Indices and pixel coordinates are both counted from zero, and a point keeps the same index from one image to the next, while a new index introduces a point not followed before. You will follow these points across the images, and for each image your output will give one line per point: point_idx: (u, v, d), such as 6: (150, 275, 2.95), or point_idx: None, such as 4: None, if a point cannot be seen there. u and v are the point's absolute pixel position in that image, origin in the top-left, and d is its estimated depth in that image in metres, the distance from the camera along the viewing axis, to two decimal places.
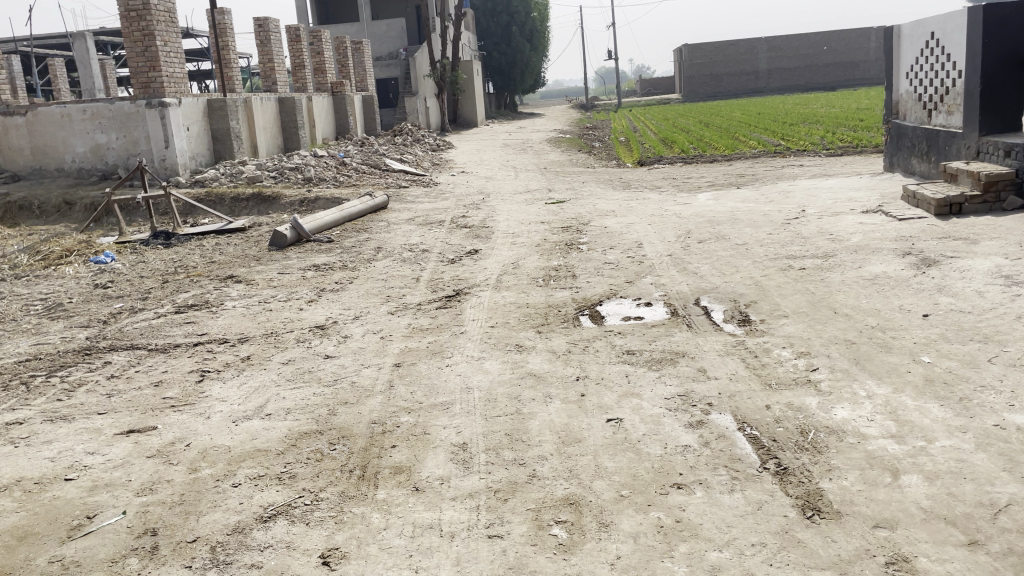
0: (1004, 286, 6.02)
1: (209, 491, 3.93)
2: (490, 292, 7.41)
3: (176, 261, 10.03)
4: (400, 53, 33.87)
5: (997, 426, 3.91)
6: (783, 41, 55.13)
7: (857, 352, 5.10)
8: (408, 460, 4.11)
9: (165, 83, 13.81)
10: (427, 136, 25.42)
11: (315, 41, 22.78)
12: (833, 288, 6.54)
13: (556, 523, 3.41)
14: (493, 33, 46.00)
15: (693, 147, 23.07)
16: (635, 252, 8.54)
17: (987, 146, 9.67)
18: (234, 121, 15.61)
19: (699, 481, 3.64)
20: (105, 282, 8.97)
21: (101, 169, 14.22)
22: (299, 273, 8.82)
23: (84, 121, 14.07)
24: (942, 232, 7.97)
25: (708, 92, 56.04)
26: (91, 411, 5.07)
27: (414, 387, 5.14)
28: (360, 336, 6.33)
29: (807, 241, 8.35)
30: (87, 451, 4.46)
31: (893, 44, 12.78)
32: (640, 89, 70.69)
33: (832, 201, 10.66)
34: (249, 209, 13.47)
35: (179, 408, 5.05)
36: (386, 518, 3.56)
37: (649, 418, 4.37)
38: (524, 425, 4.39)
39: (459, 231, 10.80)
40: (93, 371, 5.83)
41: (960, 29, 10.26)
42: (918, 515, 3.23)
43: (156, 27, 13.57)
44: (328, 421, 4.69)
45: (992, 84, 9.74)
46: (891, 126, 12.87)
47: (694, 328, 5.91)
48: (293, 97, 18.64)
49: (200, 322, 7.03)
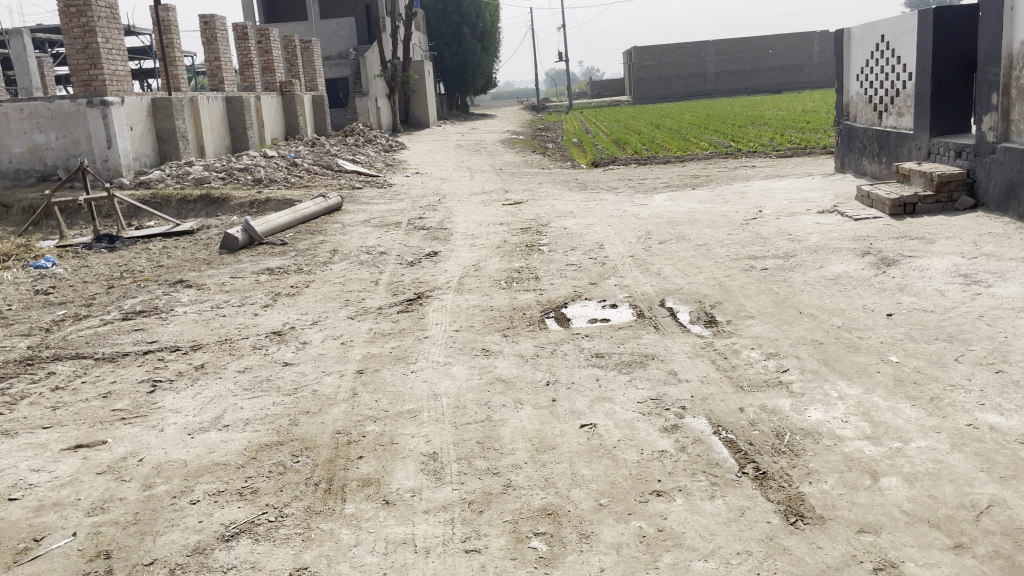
0: (963, 285, 6.10)
1: (165, 509, 3.71)
2: (452, 295, 7.26)
3: (123, 265, 9.68)
4: (349, 52, 33.42)
5: (970, 426, 3.92)
6: (730, 45, 56.09)
7: (825, 352, 5.10)
8: (377, 471, 3.96)
9: (107, 81, 13.34)
10: (379, 136, 25.11)
11: (263, 39, 22.29)
12: (796, 288, 6.56)
13: (535, 535, 3.29)
14: (444, 34, 45.72)
15: (645, 148, 23.24)
16: (597, 253, 8.49)
17: (938, 147, 9.85)
18: (180, 122, 15.17)
19: (678, 488, 3.56)
20: (47, 288, 8.59)
21: (40, 170, 13.66)
22: (253, 276, 8.56)
23: (21, 120, 13.52)
24: (898, 232, 8.07)
25: (657, 93, 56.58)
26: (34, 425, 4.79)
27: (379, 395, 4.96)
28: (319, 342, 6.13)
29: (767, 241, 8.39)
30: (31, 469, 4.20)
31: (844, 47, 12.98)
32: (590, 91, 71.19)
33: (787, 201, 10.77)
34: (197, 211, 13.06)
35: (130, 421, 4.81)
36: (356, 534, 3.40)
37: (623, 422, 4.28)
38: (495, 433, 4.26)
39: (416, 232, 10.65)
40: (36, 383, 5.52)
41: (910, 32, 10.44)
42: (902, 519, 3.19)
43: (97, 24, 13.12)
44: (289, 432, 4.50)
45: (942, 86, 9.92)
46: (842, 128, 13.07)
47: (662, 329, 5.85)
48: (241, 96, 18.20)
49: (150, 329, 6.75)
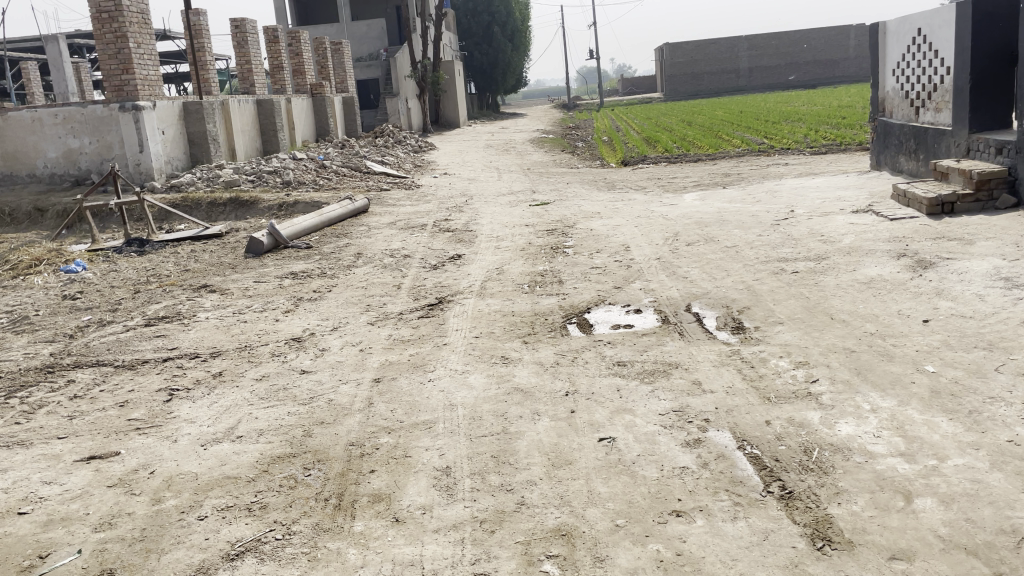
0: (1004, 289, 5.83)
1: (172, 525, 3.64)
2: (474, 299, 7.15)
3: (150, 269, 9.72)
4: (380, 53, 33.45)
5: (1011, 442, 3.70)
6: (763, 40, 55.33)
7: (857, 361, 4.89)
8: (388, 487, 3.85)
9: (139, 85, 13.43)
10: (408, 136, 25.11)
11: (293, 42, 22.36)
12: (828, 292, 6.33)
13: (547, 558, 3.16)
14: (475, 33, 45.62)
15: (675, 146, 22.95)
16: (623, 256, 8.32)
17: (978, 143, 9.52)
18: (210, 125, 15.25)
19: (699, 508, 3.41)
20: (75, 292, 8.64)
21: (74, 174, 13.82)
22: (276, 281, 8.54)
23: (55, 125, 13.67)
24: (936, 232, 7.79)
25: (689, 90, 56.04)
26: (50, 435, 4.76)
27: (394, 404, 4.86)
28: (338, 348, 6.06)
29: (798, 242, 8.14)
30: (43, 481, 4.16)
31: (879, 41, 12.63)
32: (622, 87, 70.77)
33: (820, 200, 10.47)
34: (227, 214, 13.10)
35: (145, 431, 4.75)
36: (363, 555, 3.30)
37: (643, 436, 4.12)
38: (511, 446, 4.14)
39: (442, 235, 10.56)
40: (55, 392, 5.50)
41: (948, 25, 10.10)
42: (937, 545, 3.01)
43: (129, 29, 13.20)
44: (302, 444, 4.42)
45: (981, 80, 9.57)
46: (878, 124, 12.74)
47: (687, 336, 5.68)
48: (271, 98, 18.29)
49: (171, 335, 6.72)
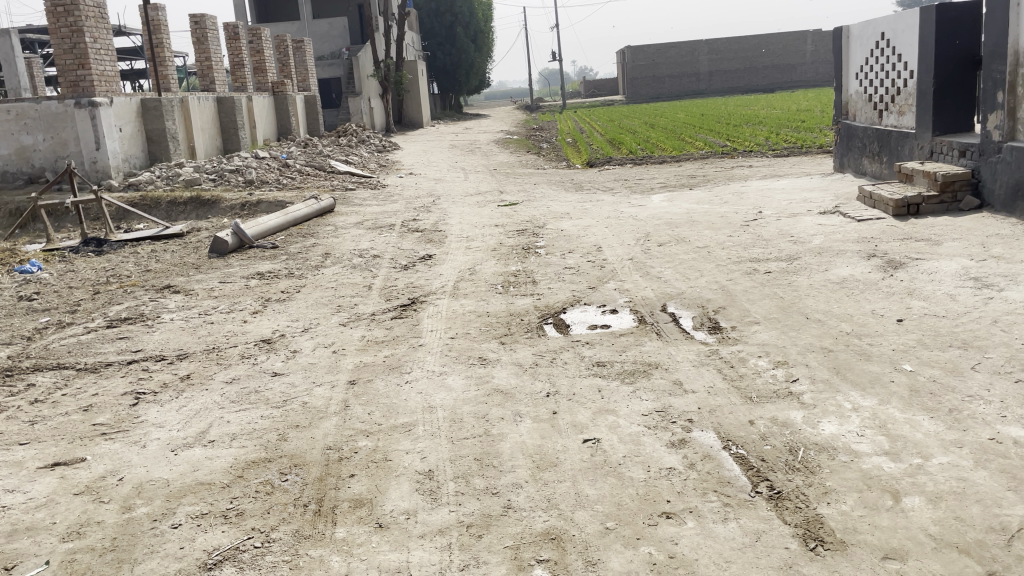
0: (974, 288, 5.92)
1: (145, 534, 3.50)
2: (447, 300, 7.05)
3: (109, 269, 9.44)
4: (343, 52, 33.10)
5: (993, 440, 3.73)
6: (723, 45, 56.03)
7: (836, 360, 4.91)
8: (369, 492, 3.74)
9: (95, 81, 13.08)
10: (372, 136, 24.89)
11: (254, 39, 21.94)
12: (802, 292, 6.37)
13: (538, 563, 3.10)
14: (437, 33, 45.62)
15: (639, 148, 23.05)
16: (595, 256, 8.29)
17: (941, 146, 9.70)
18: (170, 122, 14.89)
19: (688, 509, 3.37)
20: (31, 293, 8.35)
21: (27, 172, 13.37)
22: (242, 281, 8.34)
23: (8, 121, 13.23)
24: (903, 233, 7.89)
25: (651, 94, 56.55)
26: (10, 441, 4.57)
27: (371, 407, 4.75)
28: (310, 350, 5.92)
29: (769, 243, 8.19)
30: (5, 489, 3.98)
31: (843, 45, 12.80)
32: (584, 90, 71.11)
33: (787, 202, 10.58)
34: (187, 213, 12.80)
35: (110, 436, 4.58)
36: (347, 562, 3.20)
37: (628, 437, 4.08)
38: (494, 448, 4.06)
39: (410, 235, 10.43)
40: (14, 396, 5.29)
41: (912, 29, 10.27)
42: (928, 544, 3.01)
43: (84, 23, 12.88)
44: (277, 448, 4.29)
45: (944, 85, 9.75)
46: (840, 127, 12.92)
47: (664, 336, 5.65)
48: (232, 96, 17.93)
49: (134, 337, 6.52)
